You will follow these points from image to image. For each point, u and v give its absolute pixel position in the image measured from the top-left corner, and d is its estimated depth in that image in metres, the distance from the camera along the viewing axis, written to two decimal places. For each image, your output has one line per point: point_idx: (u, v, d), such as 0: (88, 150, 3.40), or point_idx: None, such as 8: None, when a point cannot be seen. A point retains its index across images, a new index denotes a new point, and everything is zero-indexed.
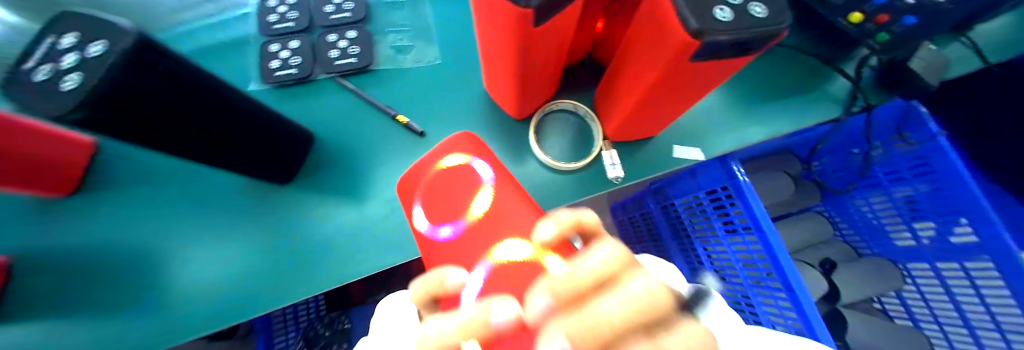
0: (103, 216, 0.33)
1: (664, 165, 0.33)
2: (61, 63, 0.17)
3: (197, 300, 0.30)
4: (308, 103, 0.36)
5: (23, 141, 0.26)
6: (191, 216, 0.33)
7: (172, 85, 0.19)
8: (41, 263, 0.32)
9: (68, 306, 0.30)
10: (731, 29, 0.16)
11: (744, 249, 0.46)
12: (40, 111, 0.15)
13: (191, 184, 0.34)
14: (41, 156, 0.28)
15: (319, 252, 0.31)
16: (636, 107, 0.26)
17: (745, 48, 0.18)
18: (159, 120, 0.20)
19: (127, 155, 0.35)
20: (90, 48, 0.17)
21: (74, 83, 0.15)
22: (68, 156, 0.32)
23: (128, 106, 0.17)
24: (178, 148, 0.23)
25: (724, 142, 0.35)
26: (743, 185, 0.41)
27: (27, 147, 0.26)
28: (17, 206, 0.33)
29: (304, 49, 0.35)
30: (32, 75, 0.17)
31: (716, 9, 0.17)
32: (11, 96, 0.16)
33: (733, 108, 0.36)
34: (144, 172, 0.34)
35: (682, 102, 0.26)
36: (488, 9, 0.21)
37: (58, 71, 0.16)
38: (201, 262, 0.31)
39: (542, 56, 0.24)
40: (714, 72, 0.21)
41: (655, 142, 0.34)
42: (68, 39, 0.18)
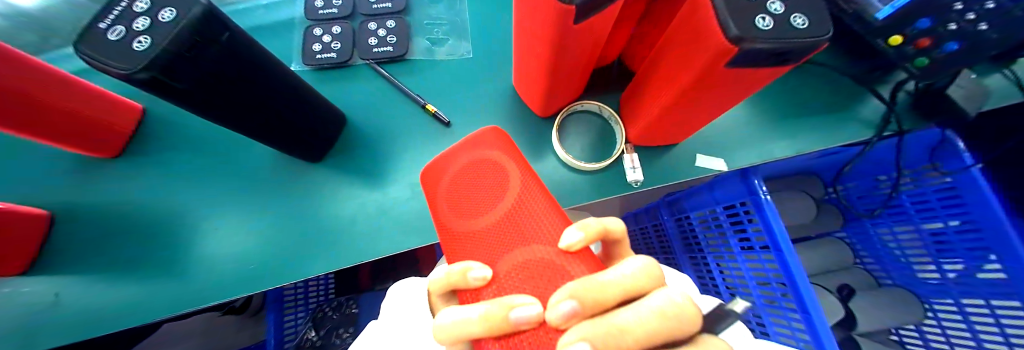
0: (144, 178, 0.35)
1: (685, 174, 0.33)
2: (134, 25, 0.18)
3: (222, 266, 0.32)
4: (343, 86, 0.37)
5: (67, 98, 0.27)
6: (224, 185, 0.34)
7: (226, 56, 0.20)
8: (86, 218, 0.34)
9: (107, 260, 0.32)
10: (772, 38, 0.16)
11: (759, 266, 0.45)
12: (113, 69, 0.16)
13: (229, 155, 0.35)
14: (88, 115, 0.30)
15: (341, 230, 0.32)
16: (663, 113, 0.26)
17: (782, 59, 0.18)
18: (214, 89, 0.21)
19: (171, 123, 0.37)
20: (160, 14, 0.18)
21: (145, 45, 0.17)
22: (119, 119, 0.34)
23: (189, 72, 0.18)
24: (226, 119, 0.24)
25: (748, 155, 0.35)
26: (763, 202, 0.40)
27: (70, 105, 0.28)
28: (67, 163, 0.35)
29: (345, 35, 0.37)
30: (105, 33, 0.19)
31: (759, 17, 0.17)
32: (83, 50, 0.18)
33: (761, 123, 0.36)
34: (184, 141, 0.36)
35: (710, 111, 0.26)
36: (528, 5, 0.22)
37: (131, 32, 0.18)
38: (229, 230, 0.33)
39: (574, 55, 0.25)
40: (747, 82, 0.21)
41: (678, 150, 0.34)
42: (141, 4, 0.19)
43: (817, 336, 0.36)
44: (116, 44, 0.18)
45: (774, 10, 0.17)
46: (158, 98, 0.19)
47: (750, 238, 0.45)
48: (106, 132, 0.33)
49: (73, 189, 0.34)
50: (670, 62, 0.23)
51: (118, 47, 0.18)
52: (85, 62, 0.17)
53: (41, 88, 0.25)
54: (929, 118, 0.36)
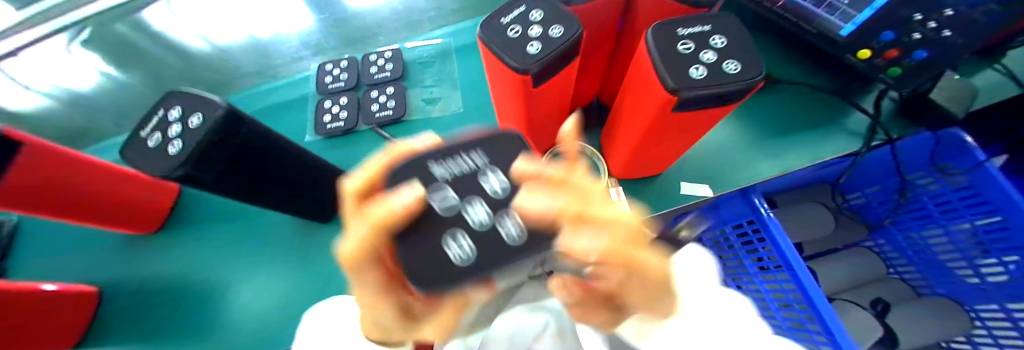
0: (179, 249, 0.39)
1: (672, 202, 0.34)
2: (169, 131, 0.22)
3: (243, 328, 0.34)
4: (350, 149, 0.41)
5: (87, 181, 0.30)
6: (247, 251, 0.38)
7: (244, 145, 0.24)
8: (132, 290, 0.37)
9: (146, 330, 0.35)
10: (704, 85, 0.19)
11: (778, 287, 0.43)
12: (154, 170, 0.20)
13: (253, 222, 0.39)
14: (118, 194, 0.33)
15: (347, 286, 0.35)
16: (636, 150, 0.28)
17: (723, 99, 0.20)
18: (235, 173, 0.25)
19: (202, 198, 0.41)
20: (190, 120, 0.22)
21: (177, 149, 0.21)
22: (159, 198, 0.39)
23: (213, 164, 0.22)
24: (248, 195, 0.28)
25: (735, 178, 0.35)
26: (767, 220, 0.40)
27: (91, 187, 0.30)
28: (114, 242, 0.40)
29: (351, 105, 0.42)
30: (147, 141, 0.23)
31: (692, 68, 0.19)
32: (129, 157, 0.22)
33: (746, 145, 0.37)
34: (214, 212, 0.40)
35: (680, 144, 0.27)
36: (497, 73, 0.25)
37: (167, 138, 0.22)
38: (250, 292, 0.36)
39: (545, 108, 0.28)
40: (701, 119, 0.22)
41: (663, 180, 0.35)
42: (174, 111, 0.23)
43: None
44: (154, 148, 0.22)
45: (706, 60, 0.20)
46: (190, 188, 0.23)
47: (764, 258, 0.44)
48: (131, 209, 0.36)
49: (122, 264, 0.39)
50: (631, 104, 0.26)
51: (156, 150, 0.22)
52: (131, 167, 0.21)
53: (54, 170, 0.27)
54: (915, 122, 0.36)
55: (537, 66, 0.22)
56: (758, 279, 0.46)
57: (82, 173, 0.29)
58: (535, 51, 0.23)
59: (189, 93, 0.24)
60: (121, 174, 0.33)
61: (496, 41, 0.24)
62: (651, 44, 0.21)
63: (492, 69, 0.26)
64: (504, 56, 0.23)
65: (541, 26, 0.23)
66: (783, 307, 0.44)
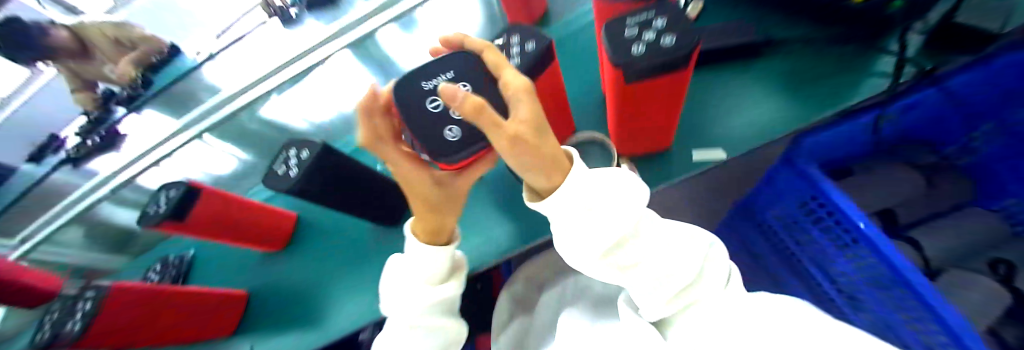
0: (296, 259, 0.51)
1: (688, 170, 0.36)
2: (289, 163, 0.35)
3: (352, 318, 0.43)
4: None
5: (239, 212, 0.43)
6: (343, 259, 0.48)
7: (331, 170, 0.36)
8: (268, 295, 0.50)
9: (283, 319, 0.47)
10: (646, 56, 0.22)
11: (861, 264, 0.41)
12: (281, 186, 0.33)
13: (344, 237, 0.50)
14: (254, 221, 0.46)
15: None
16: (625, 123, 0.32)
17: (669, 69, 0.23)
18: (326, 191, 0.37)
19: (306, 222, 0.53)
20: (300, 154, 0.34)
21: (293, 172, 0.33)
22: (283, 225, 0.50)
23: (313, 177, 0.34)
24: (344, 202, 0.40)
25: (753, 138, 0.36)
26: (825, 187, 0.39)
27: (240, 213, 0.43)
28: (255, 257, 0.54)
29: None
30: (276, 170, 0.35)
31: (634, 45, 0.23)
32: (268, 183, 0.34)
33: (776, 102, 0.38)
34: (316, 228, 0.52)
35: (657, 118, 0.31)
36: None
37: (288, 167, 0.34)
38: (350, 297, 0.45)
39: (549, 97, 0.34)
40: (661, 86, 0.25)
41: (679, 153, 0.37)
42: (291, 151, 0.35)
43: (941, 319, 0.30)
44: (282, 175, 0.34)
45: (647, 38, 0.23)
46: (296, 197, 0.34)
47: (840, 235, 0.42)
48: (255, 234, 0.47)
49: (255, 276, 0.52)
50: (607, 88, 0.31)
51: (281, 176, 0.34)
52: (271, 187, 0.34)
53: (219, 209, 0.40)
54: (939, 58, 0.40)
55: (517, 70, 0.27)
56: (838, 258, 0.45)
57: (209, 195, 0.39)
58: (517, 60, 0.27)
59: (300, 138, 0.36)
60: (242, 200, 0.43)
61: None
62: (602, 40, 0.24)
63: None
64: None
65: (518, 45, 0.28)
66: (875, 288, 0.40)
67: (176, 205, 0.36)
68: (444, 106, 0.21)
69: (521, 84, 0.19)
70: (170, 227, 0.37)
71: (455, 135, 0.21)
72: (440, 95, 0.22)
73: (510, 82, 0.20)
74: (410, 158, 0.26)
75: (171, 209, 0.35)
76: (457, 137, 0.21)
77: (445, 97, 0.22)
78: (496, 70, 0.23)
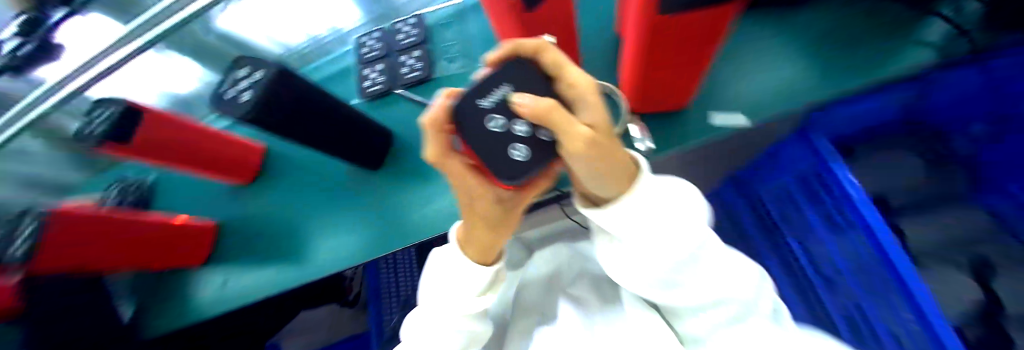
0: (269, 194, 0.48)
1: (706, 133, 0.32)
2: (240, 86, 0.28)
3: (323, 257, 0.42)
4: (384, 110, 0.45)
5: (188, 140, 0.37)
6: (318, 198, 0.46)
7: (295, 101, 0.30)
8: (238, 226, 0.48)
9: (254, 252, 0.46)
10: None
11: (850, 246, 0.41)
12: (231, 114, 0.27)
13: (323, 176, 0.46)
14: (211, 150, 0.41)
15: (404, 229, 0.40)
16: (643, 75, 0.27)
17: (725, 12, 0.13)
18: (289, 124, 0.31)
19: (279, 157, 0.49)
20: (253, 76, 0.28)
21: (245, 97, 0.27)
22: (246, 155, 0.46)
23: (270, 107, 0.28)
24: (315, 137, 0.35)
25: (780, 102, 0.31)
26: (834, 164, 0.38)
27: (190, 143, 0.37)
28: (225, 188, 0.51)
29: (385, 70, 0.45)
30: (223, 94, 0.29)
31: None
32: (214, 107, 0.29)
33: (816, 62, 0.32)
34: (290, 165, 0.49)
35: (689, 67, 0.25)
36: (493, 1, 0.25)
37: (238, 91, 0.28)
38: (325, 236, 0.43)
39: (556, 30, 0.28)
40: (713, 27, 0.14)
41: (693, 114, 0.33)
42: (242, 71, 0.29)
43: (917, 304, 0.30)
44: (231, 100, 0.28)
45: None
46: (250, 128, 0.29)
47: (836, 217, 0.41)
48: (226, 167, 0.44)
49: (229, 209, 0.49)
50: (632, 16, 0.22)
51: (230, 101, 0.28)
52: (220, 113, 0.28)
53: (170, 133, 0.35)
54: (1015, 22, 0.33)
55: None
56: (826, 238, 0.45)
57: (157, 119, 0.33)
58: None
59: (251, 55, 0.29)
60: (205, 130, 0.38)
61: None
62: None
63: None
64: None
65: None
66: (856, 268, 0.41)
67: (114, 127, 0.30)
68: (510, 124, 0.18)
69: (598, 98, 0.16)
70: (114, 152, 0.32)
71: (524, 154, 0.18)
72: (505, 114, 0.18)
73: (582, 91, 0.17)
74: (475, 172, 0.22)
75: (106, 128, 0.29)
76: (528, 157, 0.18)
77: (507, 113, 0.18)
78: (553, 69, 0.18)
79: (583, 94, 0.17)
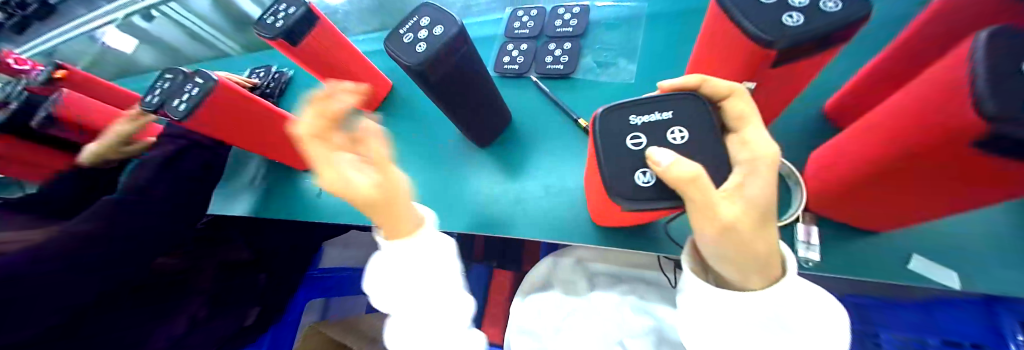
0: (375, 126, 0.49)
1: (890, 274, 0.27)
2: (417, 36, 0.29)
3: None
4: (512, 91, 0.43)
5: (336, 60, 0.39)
6: (418, 149, 0.46)
7: (455, 67, 0.31)
8: None
9: None
10: None
11: None
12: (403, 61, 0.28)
13: (430, 130, 0.47)
14: (353, 75, 0.42)
15: (491, 214, 0.39)
16: (860, 183, 0.23)
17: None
18: (443, 85, 0.32)
19: (398, 96, 0.51)
20: (433, 30, 0.29)
21: (422, 48, 0.28)
22: (379, 87, 0.48)
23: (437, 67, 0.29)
24: (452, 104, 0.35)
25: (1009, 278, 0.25)
26: None
27: (336, 63, 0.39)
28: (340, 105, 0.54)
29: (528, 51, 0.43)
30: (399, 37, 0.30)
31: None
32: (388, 46, 0.30)
33: None
34: (404, 107, 0.49)
35: (914, 200, 0.21)
36: (724, 42, 0.23)
37: (414, 40, 0.29)
38: (410, 185, 0.44)
39: (771, 92, 0.25)
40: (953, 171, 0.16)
41: (876, 241, 0.28)
42: (422, 20, 0.30)
43: None
44: (406, 45, 0.29)
45: None
46: (415, 81, 0.30)
47: None
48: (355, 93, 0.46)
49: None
50: (878, 118, 0.20)
51: (406, 47, 0.29)
52: (392, 54, 0.30)
53: (330, 47, 0.38)
54: None
55: (785, 41, 0.17)
56: None
57: (325, 28, 0.37)
58: (796, 24, 0.17)
59: (433, 6, 0.30)
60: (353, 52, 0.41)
61: (743, 6, 0.19)
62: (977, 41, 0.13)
63: (714, 31, 0.23)
64: (745, 21, 0.18)
65: None
66: None
67: (293, 27, 0.34)
68: (663, 140, 0.20)
69: (771, 155, 0.20)
70: (281, 45, 0.36)
71: (650, 180, 0.19)
72: (651, 134, 0.20)
73: (755, 146, 0.20)
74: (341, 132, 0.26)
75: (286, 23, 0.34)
76: (654, 183, 0.19)
77: (653, 134, 0.20)
78: (732, 121, 0.22)
79: (754, 147, 0.20)
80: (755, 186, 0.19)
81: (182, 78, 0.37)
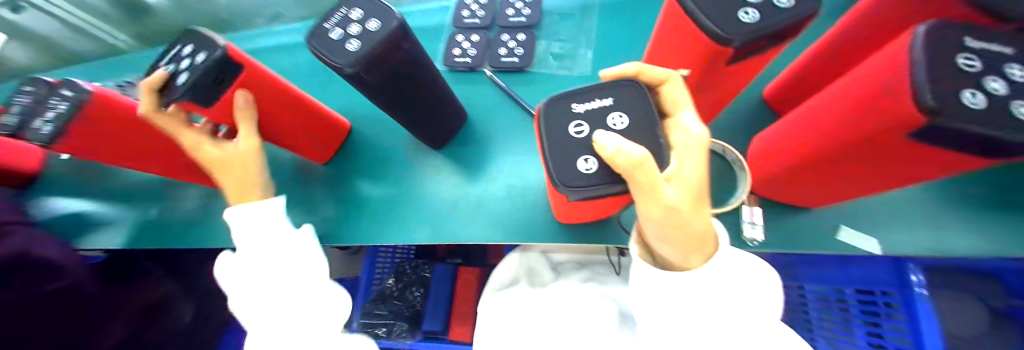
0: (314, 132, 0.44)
1: (820, 246, 0.29)
2: (349, 31, 0.26)
3: (351, 216, 0.39)
4: (466, 87, 0.41)
5: (276, 112, 0.31)
6: (364, 153, 0.42)
7: (397, 66, 0.27)
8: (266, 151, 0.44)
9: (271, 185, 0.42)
10: (982, 121, 0.11)
11: None
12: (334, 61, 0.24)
13: (377, 132, 0.43)
14: (302, 123, 0.34)
15: (449, 218, 0.37)
16: (801, 167, 0.24)
17: (984, 148, 0.13)
18: (387, 85, 0.28)
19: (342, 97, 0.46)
20: (368, 24, 0.25)
21: (355, 47, 0.24)
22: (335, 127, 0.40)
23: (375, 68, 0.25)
24: (398, 106, 0.31)
25: (908, 242, 0.28)
26: (918, 299, 0.32)
27: (277, 115, 0.31)
28: None
29: (480, 43, 0.41)
30: (328, 32, 0.26)
31: (965, 91, 0.12)
32: (313, 43, 0.26)
33: (955, 209, 0.29)
34: (349, 109, 0.45)
35: (851, 183, 0.23)
36: (678, 35, 0.22)
37: (346, 36, 0.25)
38: (358, 193, 0.40)
39: (721, 82, 0.25)
40: (880, 155, 0.17)
41: (806, 218, 0.30)
42: (354, 12, 0.26)
43: None
44: (337, 41, 0.26)
45: (992, 90, 0.12)
46: (350, 83, 0.26)
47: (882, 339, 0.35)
48: (305, 141, 0.37)
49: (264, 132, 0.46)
50: (813, 111, 0.21)
51: (337, 44, 0.25)
52: (320, 52, 0.25)
53: (266, 97, 0.28)
54: None
55: (738, 40, 0.17)
56: None
57: (254, 79, 0.26)
58: (751, 21, 0.17)
59: None
60: (298, 103, 0.31)
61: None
62: (915, 33, 0.13)
63: (669, 22, 0.23)
64: (699, 15, 0.18)
65: None
66: None
67: (200, 83, 0.24)
68: (605, 126, 0.18)
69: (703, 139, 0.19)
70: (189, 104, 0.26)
71: (593, 167, 0.17)
72: (594, 121, 0.18)
73: (688, 129, 0.19)
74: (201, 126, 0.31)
75: (196, 79, 0.23)
76: (597, 170, 0.17)
77: (595, 121, 0.18)
78: (665, 105, 0.21)
79: (686, 129, 0.19)
80: (687, 169, 0.18)
81: (45, 90, 0.29)
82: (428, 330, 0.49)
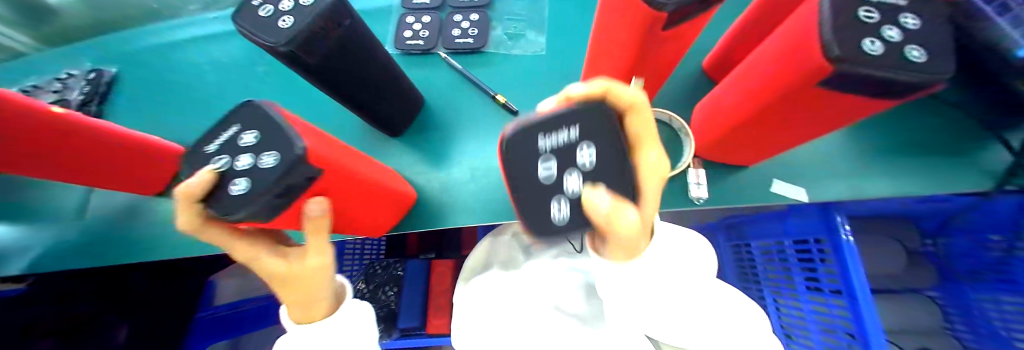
0: None
1: (759, 199, 0.31)
2: (279, 6, 0.23)
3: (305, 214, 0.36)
4: (420, 71, 0.39)
5: (345, 204, 0.20)
6: None
7: (339, 46, 0.25)
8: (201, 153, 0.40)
9: None
10: (883, 64, 0.12)
11: (826, 313, 0.36)
12: (261, 39, 0.22)
13: (329, 122, 0.41)
14: (370, 201, 0.25)
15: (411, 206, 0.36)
16: (734, 130, 0.26)
17: (884, 91, 0.15)
18: (330, 67, 0.26)
19: (288, 89, 0.43)
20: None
21: (288, 23, 0.21)
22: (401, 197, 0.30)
23: (312, 48, 0.23)
24: (345, 90, 0.29)
25: (831, 189, 0.31)
26: (845, 244, 0.32)
27: (347, 205, 0.21)
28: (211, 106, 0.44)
29: (432, 24, 0.40)
30: (256, 11, 0.24)
31: (865, 39, 0.13)
32: (239, 22, 0.24)
33: (868, 156, 0.33)
34: (297, 101, 0.42)
35: (785, 140, 0.25)
36: (616, 5, 0.23)
37: (275, 12, 0.23)
38: None
39: (661, 51, 0.26)
40: (800, 107, 0.19)
41: (747, 174, 0.32)
42: None
43: None
44: (265, 18, 0.23)
45: (889, 36, 0.13)
46: (288, 66, 0.24)
47: (821, 282, 0.36)
48: (359, 224, 0.27)
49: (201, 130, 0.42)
50: (744, 77, 0.23)
51: (266, 22, 0.23)
52: (247, 30, 0.23)
53: (341, 188, 0.18)
54: None
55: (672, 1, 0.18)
56: (803, 299, 0.38)
57: (338, 177, 0.16)
58: None
59: None
60: (367, 189, 0.22)
61: None
62: None
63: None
64: None
65: None
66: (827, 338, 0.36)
67: (265, 206, 0.13)
68: (575, 164, 0.13)
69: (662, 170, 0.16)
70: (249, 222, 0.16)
71: (566, 215, 0.13)
72: (562, 155, 0.12)
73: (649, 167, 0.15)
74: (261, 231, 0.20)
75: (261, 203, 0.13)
76: (572, 219, 0.13)
77: (562, 156, 0.13)
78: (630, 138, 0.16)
79: (653, 156, 0.16)
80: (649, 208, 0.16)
81: None
82: (405, 327, 0.48)
